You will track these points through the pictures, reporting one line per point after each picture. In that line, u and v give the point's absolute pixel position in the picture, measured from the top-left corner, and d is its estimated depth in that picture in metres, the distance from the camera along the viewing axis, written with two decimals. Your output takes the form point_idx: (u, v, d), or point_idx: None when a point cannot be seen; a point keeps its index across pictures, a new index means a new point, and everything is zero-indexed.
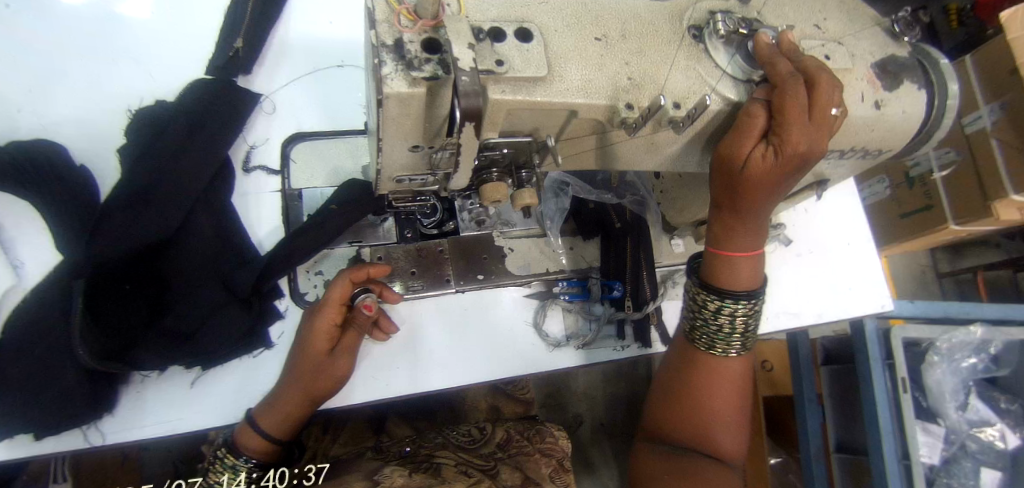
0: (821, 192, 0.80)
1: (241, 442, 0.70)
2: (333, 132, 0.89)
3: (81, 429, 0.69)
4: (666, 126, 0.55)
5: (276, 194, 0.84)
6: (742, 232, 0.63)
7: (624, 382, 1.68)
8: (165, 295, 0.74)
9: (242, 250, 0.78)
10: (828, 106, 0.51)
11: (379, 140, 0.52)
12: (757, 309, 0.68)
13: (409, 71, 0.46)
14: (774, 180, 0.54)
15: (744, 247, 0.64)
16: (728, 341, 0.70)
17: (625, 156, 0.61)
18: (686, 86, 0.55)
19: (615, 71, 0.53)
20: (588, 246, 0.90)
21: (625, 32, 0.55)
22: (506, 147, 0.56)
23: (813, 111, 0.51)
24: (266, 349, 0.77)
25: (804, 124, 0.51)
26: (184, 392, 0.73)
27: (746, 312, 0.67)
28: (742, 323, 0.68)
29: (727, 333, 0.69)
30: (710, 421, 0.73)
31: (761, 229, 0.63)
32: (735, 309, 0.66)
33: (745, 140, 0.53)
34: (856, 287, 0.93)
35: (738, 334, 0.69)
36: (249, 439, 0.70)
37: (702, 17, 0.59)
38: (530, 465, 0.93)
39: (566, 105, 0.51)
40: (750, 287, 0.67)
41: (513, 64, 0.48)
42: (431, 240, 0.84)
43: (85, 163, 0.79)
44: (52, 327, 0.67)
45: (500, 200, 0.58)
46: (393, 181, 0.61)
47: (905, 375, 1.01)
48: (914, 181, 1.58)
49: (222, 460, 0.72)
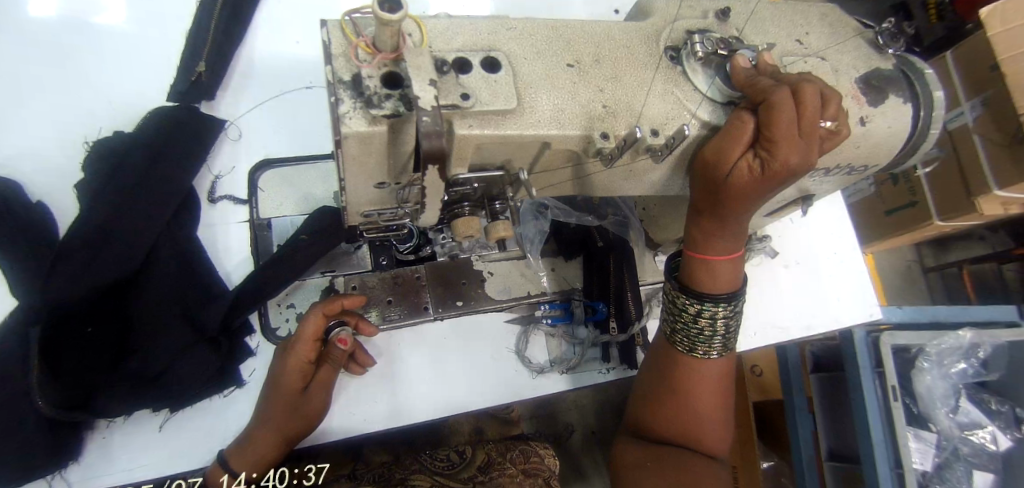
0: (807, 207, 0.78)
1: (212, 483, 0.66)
2: (303, 157, 0.86)
3: (45, 479, 0.66)
4: (644, 154, 0.53)
5: (244, 224, 0.81)
6: (719, 234, 0.61)
7: (614, 389, 1.68)
8: (129, 335, 0.71)
9: (209, 285, 0.75)
10: (816, 120, 0.48)
11: (341, 179, 0.49)
12: (737, 312, 0.66)
13: (369, 110, 0.43)
14: (759, 191, 0.52)
15: (725, 250, 0.63)
16: (710, 344, 0.68)
17: (603, 185, 0.59)
18: (663, 111, 0.52)
19: (588, 99, 0.50)
20: (570, 266, 0.88)
21: (598, 57, 0.53)
22: (477, 181, 0.53)
23: (803, 126, 0.48)
24: (238, 388, 0.74)
25: (795, 140, 0.49)
26: (153, 435, 0.70)
27: (727, 315, 0.65)
28: (723, 327, 0.67)
29: (708, 337, 0.67)
30: (696, 420, 0.71)
31: (741, 232, 0.62)
32: (715, 312, 0.65)
33: (734, 147, 0.50)
34: (845, 298, 0.92)
35: (719, 337, 0.68)
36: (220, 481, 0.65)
37: (678, 38, 0.57)
38: (513, 485, 0.90)
39: (538, 138, 0.48)
40: (730, 289, 0.65)
41: (479, 97, 0.46)
42: (407, 267, 0.81)
43: (43, 199, 0.76)
44: (9, 377, 0.64)
45: (472, 235, 0.56)
46: (361, 215, 0.58)
47: (895, 383, 1.00)
48: (898, 177, 1.58)
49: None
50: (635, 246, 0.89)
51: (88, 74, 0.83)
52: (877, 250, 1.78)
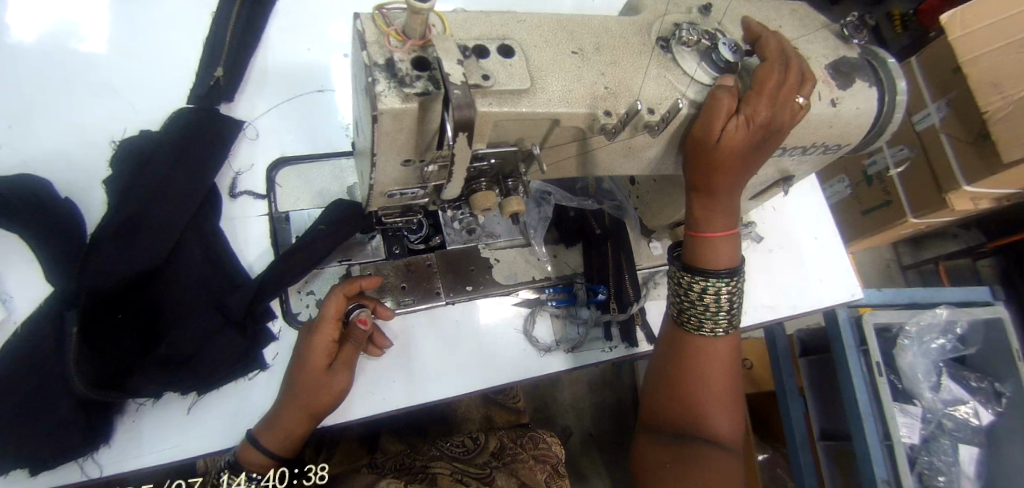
0: (788, 188, 0.85)
1: (244, 459, 0.69)
2: (317, 154, 0.91)
3: (77, 462, 0.69)
4: (642, 130, 0.59)
5: (264, 217, 0.86)
6: (716, 210, 0.68)
7: (610, 389, 1.69)
8: (157, 322, 0.74)
9: (233, 274, 0.78)
10: (788, 92, 0.57)
11: (373, 154, 0.54)
12: (739, 288, 0.71)
13: (402, 88, 0.49)
14: (745, 153, 0.59)
15: (721, 227, 0.69)
16: (716, 319, 0.73)
17: (605, 161, 0.65)
18: (657, 93, 0.59)
19: (592, 81, 0.56)
20: (571, 253, 0.93)
21: (598, 45, 0.59)
22: (493, 157, 0.59)
23: (776, 98, 0.57)
24: (261, 371, 0.77)
25: (771, 102, 0.57)
26: (180, 418, 0.72)
27: (729, 289, 0.70)
28: (727, 301, 0.72)
29: (713, 311, 0.72)
30: (706, 405, 0.74)
31: (732, 208, 0.69)
32: (718, 287, 0.70)
33: (717, 119, 0.57)
34: (827, 279, 0.99)
35: (723, 311, 0.72)
36: (252, 456, 0.69)
37: (666, 31, 0.64)
38: (525, 472, 0.94)
39: (549, 114, 0.54)
40: (730, 266, 0.71)
41: (498, 78, 0.52)
42: (419, 255, 0.86)
43: (72, 196, 0.79)
44: (44, 362, 0.67)
45: (490, 208, 0.60)
46: (384, 196, 0.62)
47: (879, 359, 1.05)
48: (872, 179, 1.68)
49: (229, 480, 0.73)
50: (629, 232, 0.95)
51: (111, 79, 0.87)
52: (857, 247, 1.86)
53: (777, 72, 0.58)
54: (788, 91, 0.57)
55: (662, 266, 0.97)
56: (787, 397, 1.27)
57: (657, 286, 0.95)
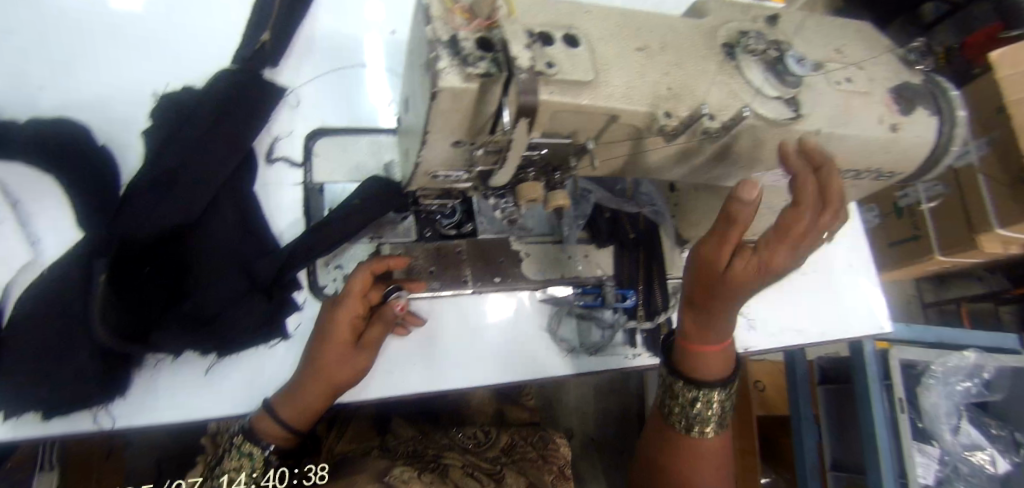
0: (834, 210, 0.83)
1: (258, 428, 0.69)
2: (356, 129, 0.90)
3: (90, 411, 0.68)
4: (700, 136, 0.57)
5: (298, 186, 0.85)
6: (712, 328, 0.66)
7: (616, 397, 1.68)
8: (183, 279, 0.73)
9: (264, 242, 0.79)
10: (803, 235, 0.52)
11: (425, 132, 0.53)
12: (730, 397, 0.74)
13: (464, 67, 0.47)
14: (748, 289, 0.57)
15: (714, 342, 0.68)
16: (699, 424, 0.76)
17: (656, 165, 0.64)
18: (721, 100, 0.57)
19: (655, 80, 0.55)
20: (602, 254, 0.91)
21: (664, 45, 0.57)
22: (545, 147, 0.57)
23: (791, 238, 0.52)
24: (282, 339, 0.76)
25: (786, 246, 0.53)
26: (198, 379, 0.72)
27: (717, 400, 0.73)
28: (716, 410, 0.75)
29: (700, 417, 0.75)
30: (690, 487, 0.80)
31: (728, 325, 0.66)
32: (708, 395, 0.72)
33: (721, 247, 0.54)
34: (860, 309, 0.97)
35: (711, 418, 0.75)
36: (268, 427, 0.69)
37: (732, 37, 0.62)
38: (533, 471, 0.96)
39: (608, 110, 0.53)
40: (722, 376, 0.72)
41: (561, 67, 0.50)
42: (451, 240, 0.84)
43: (110, 144, 0.79)
44: (71, 307, 0.66)
45: (534, 199, 0.58)
46: (428, 176, 0.61)
47: (902, 396, 1.04)
48: (903, 211, 1.64)
49: (238, 446, 0.70)
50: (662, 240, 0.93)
51: (158, 32, 0.86)
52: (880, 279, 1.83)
53: (808, 215, 0.51)
54: (814, 233, 0.53)
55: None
56: (802, 419, 1.26)
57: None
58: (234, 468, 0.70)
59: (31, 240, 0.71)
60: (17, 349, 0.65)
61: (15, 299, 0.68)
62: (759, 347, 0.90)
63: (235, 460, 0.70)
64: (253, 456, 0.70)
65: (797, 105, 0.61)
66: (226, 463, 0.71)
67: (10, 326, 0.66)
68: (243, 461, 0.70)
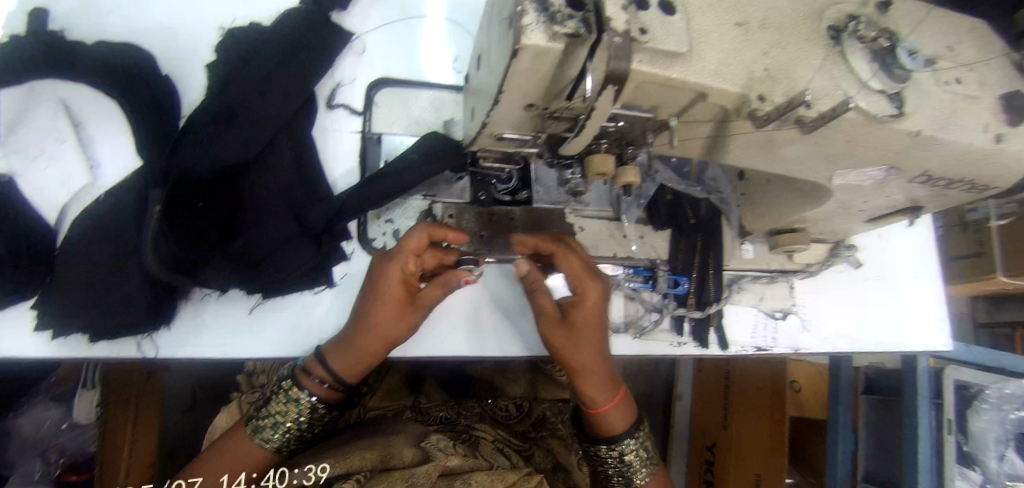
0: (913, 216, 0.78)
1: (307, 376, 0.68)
2: (419, 83, 0.87)
3: (136, 339, 0.70)
4: (790, 124, 0.53)
5: (356, 135, 0.84)
6: (599, 388, 0.75)
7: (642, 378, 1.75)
8: (237, 217, 0.75)
9: (318, 186, 0.78)
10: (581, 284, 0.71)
11: (500, 93, 0.50)
12: (643, 440, 0.81)
13: (552, 25, 0.44)
14: (586, 335, 0.71)
15: (607, 398, 0.76)
16: (628, 473, 0.81)
17: (736, 150, 0.61)
18: (821, 86, 0.52)
19: (751, 60, 0.51)
20: (658, 237, 0.89)
21: (765, 21, 0.53)
22: (623, 120, 0.55)
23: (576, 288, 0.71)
24: (327, 287, 0.77)
25: (582, 284, 0.71)
26: (241, 317, 0.74)
27: (633, 447, 0.79)
28: (638, 457, 0.80)
29: (628, 467, 0.80)
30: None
31: (612, 380, 0.76)
32: (628, 445, 0.79)
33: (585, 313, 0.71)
34: (914, 323, 0.99)
35: (638, 465, 0.81)
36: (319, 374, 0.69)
37: (841, 20, 0.57)
38: (555, 447, 1.09)
39: (697, 87, 0.49)
40: (629, 423, 0.79)
41: (655, 35, 0.46)
42: (504, 207, 0.83)
43: (173, 74, 0.78)
44: (122, 233, 0.68)
45: (605, 173, 0.57)
46: (493, 137, 0.60)
47: (951, 417, 1.11)
48: (968, 226, 1.54)
49: (285, 392, 0.69)
50: (724, 231, 0.91)
51: None
52: None
53: (575, 261, 0.71)
54: (584, 275, 0.71)
55: (748, 271, 0.94)
56: (839, 428, 1.29)
57: (740, 291, 0.93)
58: (276, 416, 0.69)
59: (91, 163, 0.71)
60: (73, 269, 0.66)
61: (72, 220, 0.69)
62: (809, 348, 0.93)
63: (283, 405, 0.69)
64: (298, 404, 0.69)
65: (901, 101, 0.55)
66: (272, 406, 0.69)
67: (68, 246, 0.67)
68: (290, 408, 0.69)
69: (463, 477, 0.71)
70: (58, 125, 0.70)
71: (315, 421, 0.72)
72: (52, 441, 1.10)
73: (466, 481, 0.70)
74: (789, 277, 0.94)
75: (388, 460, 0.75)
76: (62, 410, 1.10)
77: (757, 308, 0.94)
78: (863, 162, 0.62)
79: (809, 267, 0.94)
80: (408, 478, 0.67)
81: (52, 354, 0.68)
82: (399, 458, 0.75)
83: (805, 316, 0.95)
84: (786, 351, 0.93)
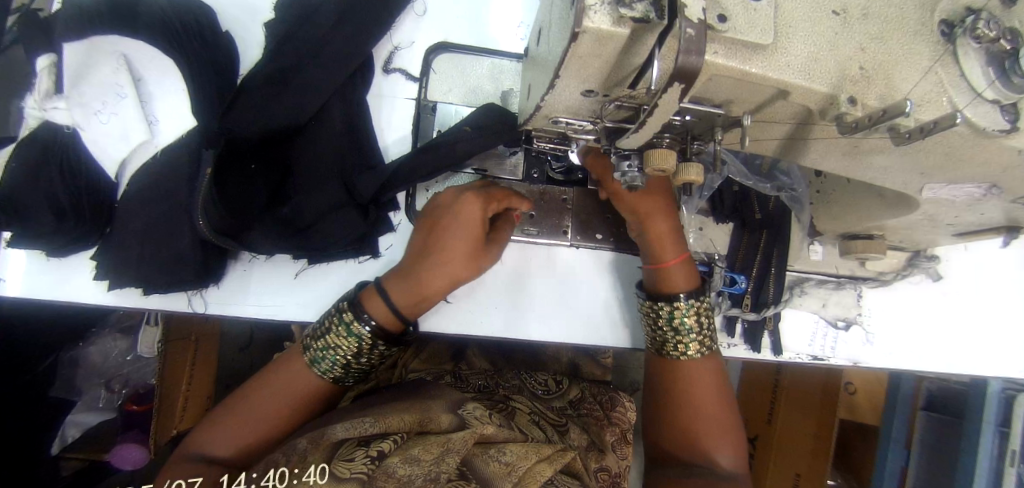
0: (1011, 236, 0.70)
1: (368, 307, 0.70)
2: (478, 48, 0.85)
3: (187, 293, 0.74)
4: (882, 132, 0.48)
5: (410, 101, 0.83)
6: (662, 236, 0.72)
7: None
8: (286, 181, 0.75)
9: (369, 154, 0.77)
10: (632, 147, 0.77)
11: (556, 77, 0.47)
12: (706, 308, 0.72)
13: (618, 8, 0.40)
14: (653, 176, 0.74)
15: (672, 252, 0.72)
16: (684, 341, 0.71)
17: (816, 153, 0.55)
18: (921, 91, 0.46)
19: (846, 56, 0.45)
20: (719, 230, 0.86)
21: (867, 10, 0.47)
22: (690, 114, 0.50)
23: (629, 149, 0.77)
24: (372, 257, 0.78)
25: None
26: (288, 280, 0.76)
27: (694, 311, 0.71)
28: (696, 326, 0.71)
29: (682, 334, 0.71)
30: (693, 431, 0.69)
31: (677, 235, 0.73)
32: (692, 308, 0.71)
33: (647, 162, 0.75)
34: (996, 344, 0.90)
35: (694, 335, 0.71)
36: (374, 307, 0.70)
37: (958, 11, 0.49)
38: (596, 429, 1.10)
39: (779, 84, 0.44)
40: (692, 287, 0.72)
41: (736, 24, 0.42)
42: (559, 187, 0.83)
43: (233, 34, 0.79)
44: (174, 191, 0.70)
45: (665, 169, 0.52)
46: (548, 119, 0.57)
47: (1017, 448, 1.05)
48: None
49: (343, 325, 0.69)
50: (792, 229, 0.86)
51: None
52: None
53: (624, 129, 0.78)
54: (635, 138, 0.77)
55: (814, 274, 0.89)
56: (890, 443, 1.25)
57: (802, 295, 0.88)
58: (336, 349, 0.69)
59: (149, 121, 0.73)
60: (134, 222, 0.70)
61: (131, 175, 0.72)
62: (869, 363, 0.87)
63: (342, 336, 0.69)
64: (360, 339, 0.69)
65: (1016, 113, 0.48)
66: (331, 338, 0.69)
67: (129, 198, 0.70)
68: (350, 341, 0.69)
69: (498, 446, 0.72)
70: (119, 80, 0.71)
71: (368, 357, 0.72)
72: (117, 371, 1.20)
73: (501, 451, 0.71)
74: (856, 284, 0.88)
75: (425, 424, 0.72)
76: (127, 343, 1.20)
77: (818, 314, 0.88)
78: (960, 176, 0.55)
79: (882, 275, 0.89)
80: (445, 445, 0.66)
81: (110, 302, 0.72)
82: (436, 422, 0.73)
83: (869, 328, 0.89)
84: (845, 363, 0.88)
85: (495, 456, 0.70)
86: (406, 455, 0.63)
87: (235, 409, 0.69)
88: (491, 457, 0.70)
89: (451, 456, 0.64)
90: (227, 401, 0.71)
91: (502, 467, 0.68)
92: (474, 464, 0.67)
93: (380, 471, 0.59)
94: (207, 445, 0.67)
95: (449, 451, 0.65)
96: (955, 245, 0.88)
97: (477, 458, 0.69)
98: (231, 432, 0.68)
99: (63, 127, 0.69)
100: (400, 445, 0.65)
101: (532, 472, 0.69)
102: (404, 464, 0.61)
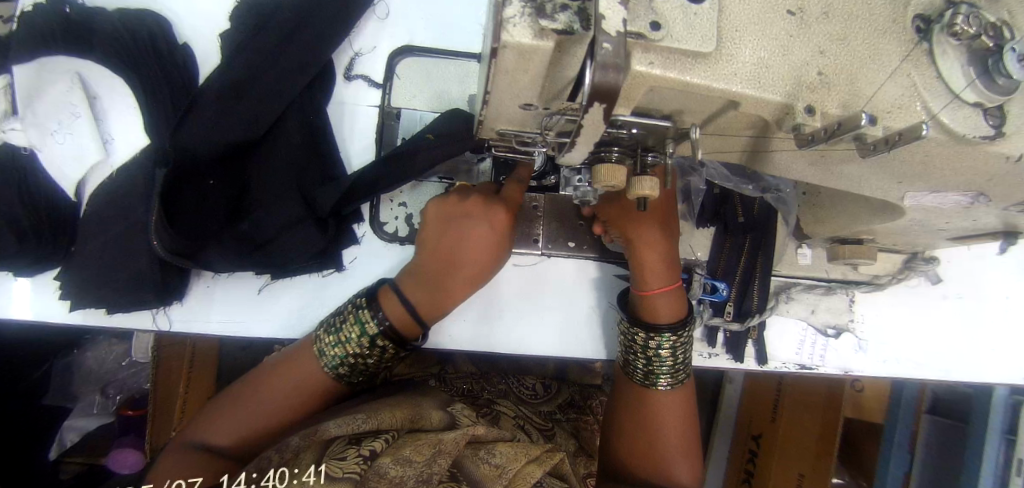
0: (1010, 240, 0.65)
1: (388, 306, 0.64)
2: (443, 50, 0.82)
3: (150, 311, 0.73)
4: (846, 142, 0.43)
5: (374, 109, 0.80)
6: (650, 261, 0.68)
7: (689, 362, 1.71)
8: (245, 195, 0.73)
9: (330, 164, 0.75)
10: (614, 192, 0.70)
11: (487, 92, 0.44)
12: (685, 341, 0.69)
13: (538, 19, 0.36)
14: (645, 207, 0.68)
15: (659, 283, 0.69)
16: (654, 372, 0.69)
17: (780, 163, 0.51)
18: (890, 98, 0.42)
19: (802, 60, 0.41)
20: (700, 236, 0.82)
21: (828, 9, 0.42)
22: (637, 127, 0.47)
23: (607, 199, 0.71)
24: (336, 271, 0.77)
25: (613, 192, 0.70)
26: (251, 296, 0.75)
27: (672, 344, 0.68)
28: (671, 357, 0.69)
29: (658, 365, 0.69)
30: (663, 451, 0.70)
31: (671, 263, 0.69)
32: (670, 341, 0.68)
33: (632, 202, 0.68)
34: (1001, 351, 0.84)
35: (667, 367, 0.69)
36: (393, 307, 0.64)
37: (935, 5, 0.44)
38: (585, 434, 1.08)
39: (726, 94, 0.40)
40: (677, 317, 0.69)
41: (672, 30, 0.38)
42: (529, 193, 0.80)
43: (190, 46, 0.77)
44: (133, 209, 0.69)
45: (613, 186, 0.48)
46: (496, 132, 0.53)
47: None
48: None
49: (358, 315, 0.64)
50: (778, 230, 0.79)
51: None
52: None
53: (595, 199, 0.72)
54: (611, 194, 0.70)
55: (802, 279, 0.84)
56: (891, 446, 1.21)
57: (788, 302, 0.83)
58: (347, 345, 0.63)
59: (104, 140, 0.73)
60: (93, 242, 0.69)
61: (89, 195, 0.72)
62: (862, 371, 0.83)
63: (352, 330, 0.63)
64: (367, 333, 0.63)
65: (1001, 118, 0.43)
66: (341, 332, 0.64)
67: (88, 218, 0.70)
68: (356, 333, 0.63)
69: (488, 447, 0.66)
70: (72, 99, 0.71)
71: (376, 361, 0.65)
72: (112, 376, 1.22)
73: (491, 453, 0.64)
74: (848, 290, 0.83)
75: (417, 421, 0.68)
76: (124, 347, 1.22)
77: (806, 321, 0.84)
78: (944, 184, 0.50)
79: (876, 279, 0.83)
80: (436, 445, 0.60)
81: (77, 321, 0.73)
82: (427, 421, 0.69)
83: (862, 335, 0.84)
84: (836, 372, 0.83)
85: (485, 458, 0.63)
86: (397, 455, 0.57)
87: (234, 399, 0.64)
88: (481, 459, 0.63)
89: (442, 459, 0.58)
90: (226, 393, 0.66)
91: (491, 469, 0.61)
92: (463, 464, 0.61)
93: (371, 472, 0.53)
94: (202, 433, 0.61)
95: (440, 452, 0.59)
96: (955, 246, 0.82)
97: (467, 459, 0.63)
98: (231, 415, 0.62)
99: (20, 149, 0.69)
100: (390, 445, 0.59)
101: (522, 474, 0.62)
102: (394, 463, 0.55)
